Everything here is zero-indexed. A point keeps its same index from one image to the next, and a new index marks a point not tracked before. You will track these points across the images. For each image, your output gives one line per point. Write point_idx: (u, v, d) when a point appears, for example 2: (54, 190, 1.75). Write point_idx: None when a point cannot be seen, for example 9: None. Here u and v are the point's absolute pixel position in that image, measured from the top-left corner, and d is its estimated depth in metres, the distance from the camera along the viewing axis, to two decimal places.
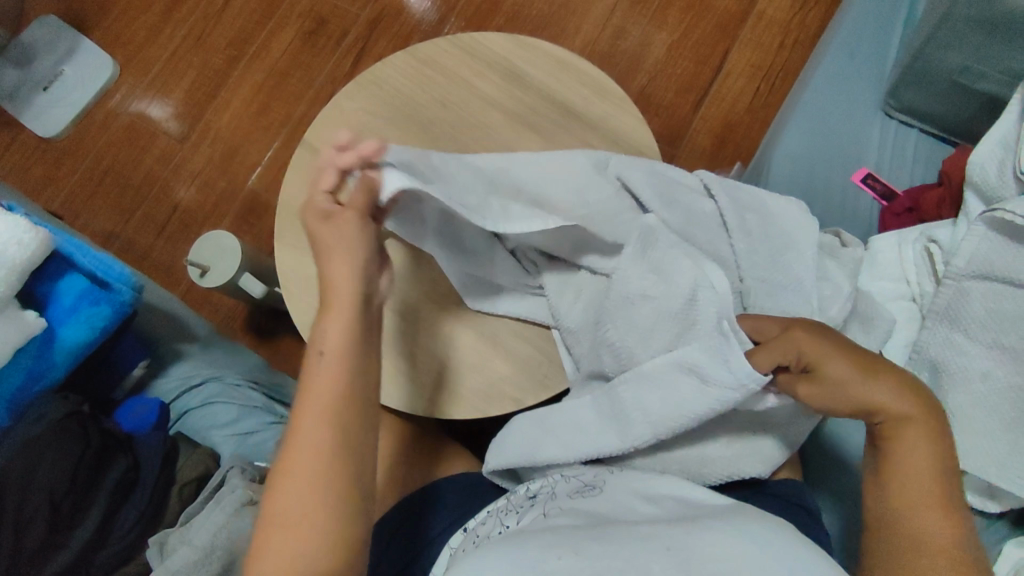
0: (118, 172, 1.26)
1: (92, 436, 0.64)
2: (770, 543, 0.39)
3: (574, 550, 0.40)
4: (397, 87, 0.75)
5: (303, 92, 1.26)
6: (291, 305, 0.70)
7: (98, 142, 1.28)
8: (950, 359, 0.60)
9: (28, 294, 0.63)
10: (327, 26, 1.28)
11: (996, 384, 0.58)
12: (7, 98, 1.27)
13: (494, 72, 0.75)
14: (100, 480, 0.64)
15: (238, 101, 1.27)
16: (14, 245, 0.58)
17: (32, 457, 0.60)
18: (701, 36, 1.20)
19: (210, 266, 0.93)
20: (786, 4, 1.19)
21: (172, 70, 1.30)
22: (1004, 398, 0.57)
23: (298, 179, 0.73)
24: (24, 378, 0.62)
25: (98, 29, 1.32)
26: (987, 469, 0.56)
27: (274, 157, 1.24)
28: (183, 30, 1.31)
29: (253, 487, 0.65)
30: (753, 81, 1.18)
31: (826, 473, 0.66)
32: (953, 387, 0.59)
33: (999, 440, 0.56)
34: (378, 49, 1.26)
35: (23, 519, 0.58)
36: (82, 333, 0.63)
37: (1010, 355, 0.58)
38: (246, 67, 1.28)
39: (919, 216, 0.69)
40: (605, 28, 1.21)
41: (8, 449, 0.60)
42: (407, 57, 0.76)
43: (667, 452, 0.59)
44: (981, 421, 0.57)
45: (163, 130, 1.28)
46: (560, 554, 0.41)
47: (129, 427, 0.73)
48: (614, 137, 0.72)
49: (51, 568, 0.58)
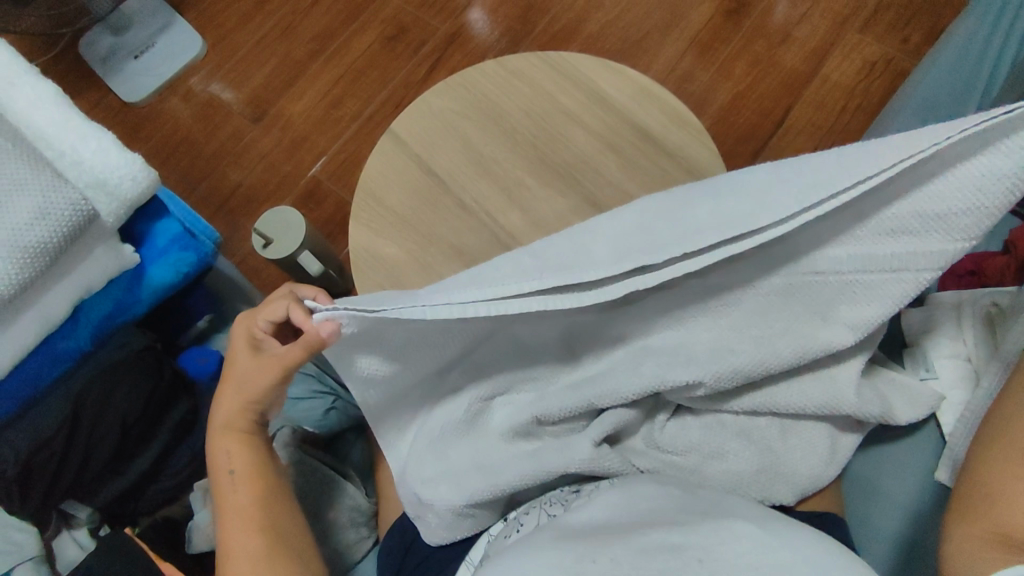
0: (190, 144, 1.32)
1: (166, 372, 0.68)
2: (812, 557, 0.39)
3: (607, 556, 0.41)
4: (486, 93, 0.79)
5: (377, 92, 1.31)
6: (359, 281, 0.74)
7: (176, 113, 1.34)
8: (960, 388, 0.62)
9: (128, 230, 0.65)
10: (407, 34, 1.34)
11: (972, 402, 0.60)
12: (99, 62, 1.35)
13: (579, 91, 0.79)
14: (165, 415, 0.69)
15: (314, 92, 1.33)
16: (129, 180, 0.59)
17: (110, 382, 0.64)
18: (765, 90, 1.23)
19: (274, 238, 0.96)
20: (852, 70, 1.23)
21: (256, 56, 1.36)
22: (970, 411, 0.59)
23: (381, 165, 0.77)
24: (112, 308, 0.64)
25: (193, 11, 1.39)
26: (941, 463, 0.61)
27: (341, 148, 1.29)
28: (272, 21, 1.38)
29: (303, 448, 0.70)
30: (813, 139, 1.20)
31: (868, 517, 0.65)
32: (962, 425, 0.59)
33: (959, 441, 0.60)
34: (451, 63, 1.32)
35: (94, 437, 0.64)
36: (169, 275, 0.65)
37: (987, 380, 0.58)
38: (326, 62, 1.34)
39: (981, 280, 0.68)
40: (672, 71, 1.26)
41: (90, 371, 0.63)
42: (498, 66, 0.80)
43: (704, 470, 0.57)
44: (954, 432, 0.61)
45: (238, 111, 1.33)
46: (593, 559, 0.41)
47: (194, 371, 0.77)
48: (689, 165, 0.75)
49: (108, 488, 0.66)
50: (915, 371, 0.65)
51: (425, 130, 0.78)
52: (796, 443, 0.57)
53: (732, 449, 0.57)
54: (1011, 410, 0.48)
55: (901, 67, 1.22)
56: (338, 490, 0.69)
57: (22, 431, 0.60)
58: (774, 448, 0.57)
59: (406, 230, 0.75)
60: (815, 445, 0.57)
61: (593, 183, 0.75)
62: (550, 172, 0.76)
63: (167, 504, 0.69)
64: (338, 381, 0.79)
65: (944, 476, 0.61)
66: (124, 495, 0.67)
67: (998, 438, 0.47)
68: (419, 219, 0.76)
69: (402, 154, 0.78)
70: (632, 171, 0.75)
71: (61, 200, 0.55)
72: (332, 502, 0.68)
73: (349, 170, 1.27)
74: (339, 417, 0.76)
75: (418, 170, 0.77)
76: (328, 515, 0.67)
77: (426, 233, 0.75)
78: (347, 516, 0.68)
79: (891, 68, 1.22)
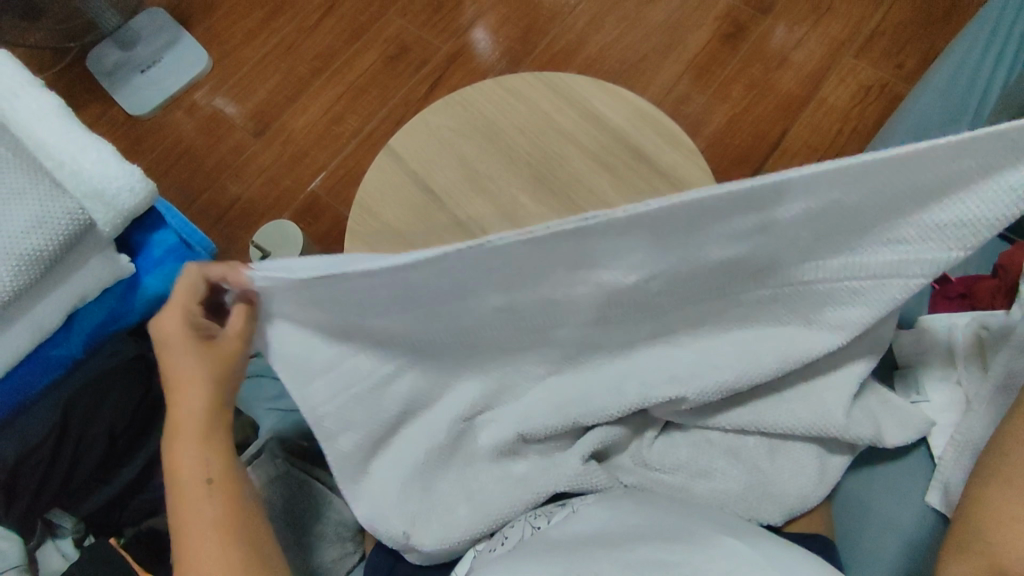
0: (191, 157, 1.33)
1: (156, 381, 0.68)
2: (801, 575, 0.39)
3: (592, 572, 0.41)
4: (483, 110, 0.80)
5: (377, 109, 1.33)
6: None
7: (179, 127, 1.36)
8: (950, 414, 0.62)
9: (124, 240, 0.66)
10: (408, 53, 1.36)
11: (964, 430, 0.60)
12: (105, 75, 1.37)
13: (574, 111, 0.80)
14: (155, 426, 0.69)
15: (315, 108, 1.35)
16: (126, 192, 0.60)
17: (99, 391, 0.64)
18: (761, 113, 1.25)
19: (272, 251, 0.97)
20: (847, 95, 1.24)
21: (259, 73, 1.38)
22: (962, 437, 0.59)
23: (378, 180, 0.78)
24: (105, 316, 0.65)
25: (199, 27, 1.42)
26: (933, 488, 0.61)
27: (340, 164, 1.30)
28: (276, 38, 1.40)
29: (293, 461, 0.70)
30: (808, 162, 1.21)
31: (858, 540, 0.64)
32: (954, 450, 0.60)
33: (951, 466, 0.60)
34: (452, 82, 1.34)
35: (82, 446, 0.63)
36: (161, 287, 0.66)
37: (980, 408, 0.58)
38: (328, 79, 1.36)
39: (970, 303, 0.69)
40: (669, 94, 1.28)
41: (79, 379, 0.63)
42: (496, 85, 0.82)
43: (691, 487, 0.57)
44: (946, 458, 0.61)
45: (240, 125, 1.35)
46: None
47: None
48: (682, 185, 0.76)
49: (93, 500, 0.65)
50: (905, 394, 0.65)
51: (422, 147, 0.79)
52: (783, 462, 0.57)
53: (718, 468, 0.57)
54: (1001, 433, 0.48)
55: (895, 92, 1.23)
56: (326, 503, 0.68)
57: (9, 440, 0.59)
58: (758, 466, 0.57)
59: (401, 244, 0.76)
60: (803, 464, 0.57)
61: (587, 201, 0.76)
62: (544, 190, 0.77)
63: (153, 515, 0.68)
64: None
65: (935, 500, 0.61)
66: (109, 506, 0.66)
67: (990, 463, 0.47)
68: (414, 235, 0.76)
69: (399, 171, 0.79)
70: (625, 190, 0.76)
71: (59, 209, 0.56)
72: (320, 514, 0.68)
73: (349, 185, 1.29)
74: None
75: (413, 186, 0.78)
76: (315, 527, 0.67)
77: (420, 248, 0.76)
78: (335, 530, 0.68)
79: (886, 93, 1.24)
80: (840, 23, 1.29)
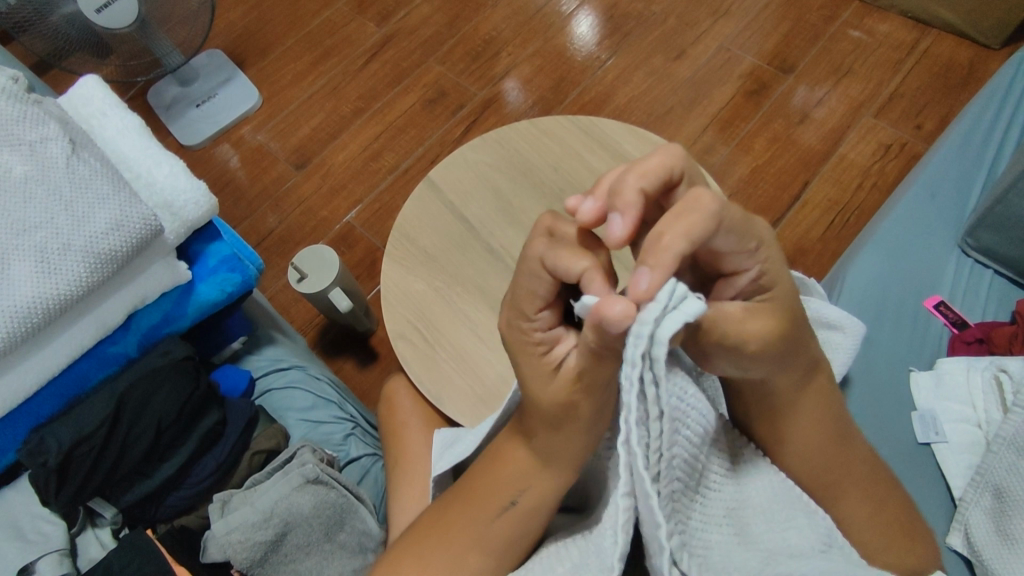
0: (233, 188, 1.41)
1: (202, 381, 0.70)
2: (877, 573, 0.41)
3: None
4: (518, 148, 0.86)
5: (414, 148, 1.40)
6: (387, 314, 0.78)
7: (227, 159, 1.44)
8: (976, 459, 0.70)
9: (183, 249, 0.71)
10: (446, 98, 1.44)
11: (985, 474, 0.66)
12: (164, 108, 1.46)
13: (605, 151, 0.84)
14: (194, 424, 0.70)
15: (356, 145, 1.42)
16: (192, 203, 0.67)
17: (153, 383, 0.66)
18: (784, 165, 1.29)
19: (309, 274, 1.02)
20: (868, 151, 1.28)
21: (306, 110, 1.47)
22: (1000, 476, 0.65)
23: (417, 209, 0.83)
24: (158, 319, 0.69)
25: (254, 66, 1.52)
26: (954, 530, 0.67)
27: (377, 197, 1.37)
28: (322, 80, 1.49)
29: (359, 446, 0.82)
30: (828, 214, 1.24)
31: None
32: (1019, 513, 0.63)
33: (972, 501, 0.66)
34: (486, 125, 1.41)
35: (130, 436, 0.65)
36: (214, 293, 0.70)
37: (1014, 448, 0.65)
38: (370, 119, 1.44)
39: (990, 348, 0.75)
40: (694, 143, 1.33)
41: (139, 372, 0.66)
42: (530, 126, 0.87)
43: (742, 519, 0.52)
44: (960, 485, 0.69)
45: (283, 157, 1.43)
46: None
47: (226, 386, 0.77)
48: None
49: (137, 489, 0.67)
50: (926, 433, 0.72)
51: (460, 179, 0.85)
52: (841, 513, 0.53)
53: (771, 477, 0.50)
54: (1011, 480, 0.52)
55: (914, 151, 1.27)
56: (352, 511, 0.71)
57: (68, 426, 0.63)
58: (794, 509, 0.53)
59: (434, 269, 0.80)
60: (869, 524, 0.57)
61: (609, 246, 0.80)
62: None
63: (185, 513, 0.70)
64: (355, 412, 0.86)
65: (957, 542, 0.66)
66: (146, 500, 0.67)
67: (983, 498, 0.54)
68: (448, 261, 0.80)
69: (438, 200, 0.84)
70: None
71: (136, 213, 0.61)
72: (330, 536, 0.70)
73: (383, 219, 1.34)
74: (356, 443, 0.82)
75: (449, 215, 0.83)
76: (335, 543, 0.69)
77: (453, 274, 0.80)
78: (356, 541, 0.70)
79: (906, 151, 1.28)
80: (860, 84, 1.34)
